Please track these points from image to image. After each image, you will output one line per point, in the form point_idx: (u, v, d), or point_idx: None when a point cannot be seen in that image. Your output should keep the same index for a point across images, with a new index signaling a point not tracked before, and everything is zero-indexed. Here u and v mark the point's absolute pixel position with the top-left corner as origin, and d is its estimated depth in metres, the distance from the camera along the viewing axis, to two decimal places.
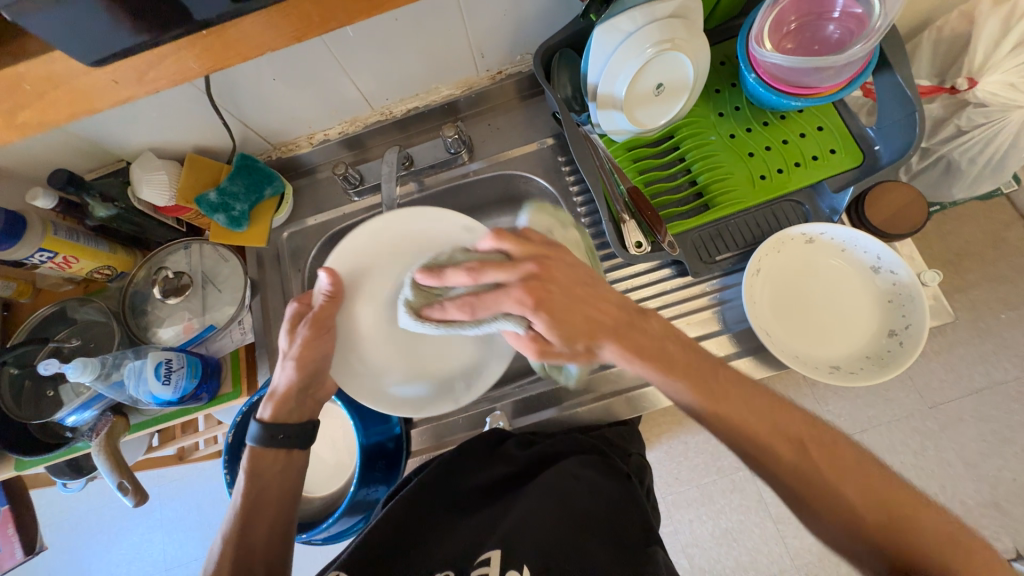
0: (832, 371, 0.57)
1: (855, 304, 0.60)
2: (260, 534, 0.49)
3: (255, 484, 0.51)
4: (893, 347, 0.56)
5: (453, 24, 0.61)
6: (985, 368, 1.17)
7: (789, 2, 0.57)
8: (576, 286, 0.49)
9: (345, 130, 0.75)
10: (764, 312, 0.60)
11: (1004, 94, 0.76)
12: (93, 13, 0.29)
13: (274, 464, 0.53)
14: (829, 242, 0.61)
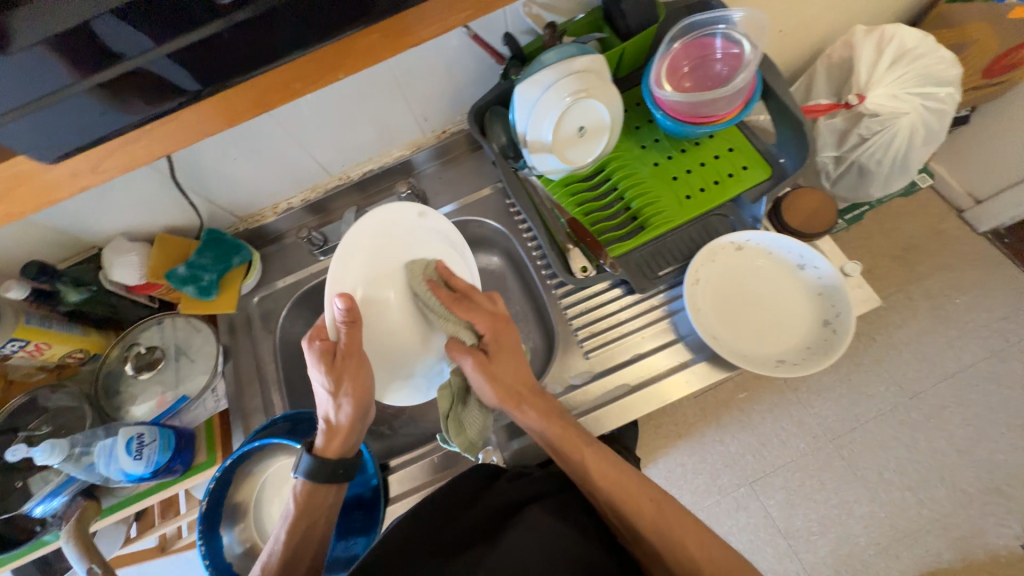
0: (778, 365, 0.60)
1: (787, 298, 0.64)
2: (304, 563, 0.56)
3: (302, 524, 0.56)
4: (829, 335, 0.61)
5: (394, 95, 0.69)
6: (955, 353, 1.36)
7: (678, 51, 0.66)
8: (510, 350, 0.64)
9: (307, 197, 0.81)
10: (708, 318, 0.64)
11: (890, 104, 0.87)
12: (58, 119, 0.36)
13: (324, 500, 0.58)
14: (756, 247, 0.67)
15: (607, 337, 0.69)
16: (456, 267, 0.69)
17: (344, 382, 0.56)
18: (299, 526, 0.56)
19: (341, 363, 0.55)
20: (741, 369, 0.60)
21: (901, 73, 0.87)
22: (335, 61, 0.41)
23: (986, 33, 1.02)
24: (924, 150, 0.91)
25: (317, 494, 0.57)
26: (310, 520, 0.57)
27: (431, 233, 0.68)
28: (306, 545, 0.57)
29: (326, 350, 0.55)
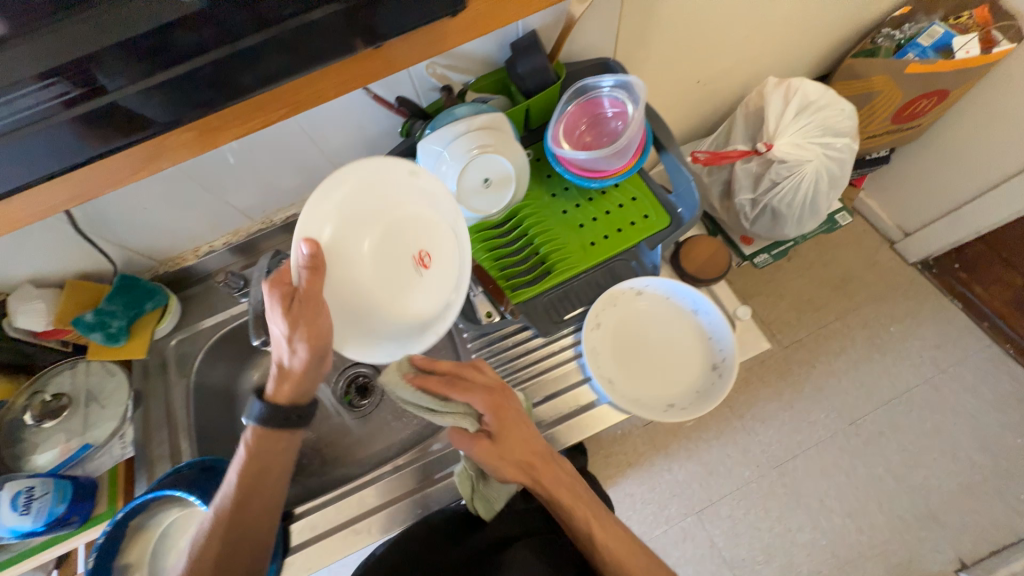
0: (667, 410, 0.64)
1: (680, 342, 0.68)
2: (253, 513, 0.58)
3: (252, 481, 0.58)
4: (715, 380, 0.64)
5: (307, 146, 0.72)
6: (891, 379, 1.40)
7: (574, 111, 0.71)
8: (513, 426, 0.60)
9: (229, 241, 0.83)
10: (606, 362, 0.67)
11: (795, 152, 0.93)
12: (39, 146, 0.42)
13: (279, 455, 0.60)
14: (653, 292, 0.69)
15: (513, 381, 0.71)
16: (437, 235, 0.65)
17: (299, 324, 0.54)
18: (250, 481, 0.58)
19: (294, 310, 0.53)
20: (630, 414, 0.62)
21: (804, 122, 0.94)
22: (290, 101, 0.47)
23: (888, 85, 1.10)
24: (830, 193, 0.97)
25: (270, 444, 0.60)
26: (260, 474, 0.58)
27: (420, 193, 0.63)
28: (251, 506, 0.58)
29: (284, 287, 0.54)
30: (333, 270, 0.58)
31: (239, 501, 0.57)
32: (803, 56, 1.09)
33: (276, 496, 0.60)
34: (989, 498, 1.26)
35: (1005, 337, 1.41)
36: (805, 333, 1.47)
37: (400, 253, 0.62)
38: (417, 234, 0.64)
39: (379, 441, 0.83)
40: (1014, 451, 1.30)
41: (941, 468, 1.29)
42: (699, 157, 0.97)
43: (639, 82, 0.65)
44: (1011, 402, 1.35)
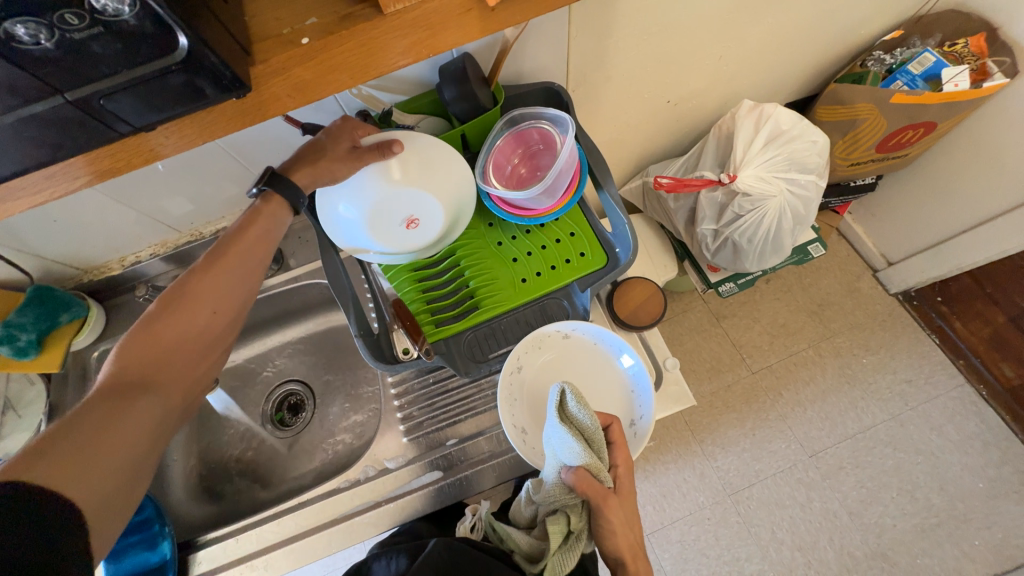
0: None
1: (600, 396, 0.69)
2: (168, 338, 0.46)
3: (234, 264, 0.50)
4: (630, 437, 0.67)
5: (229, 163, 0.69)
6: (856, 413, 1.36)
7: (505, 145, 0.68)
8: (628, 496, 0.61)
9: (157, 251, 0.80)
10: (522, 411, 0.67)
11: (759, 185, 0.89)
12: None
13: (226, 302, 0.49)
14: (580, 336, 0.69)
15: (426, 425, 0.72)
16: (429, 224, 0.63)
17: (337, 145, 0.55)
18: (233, 263, 0.50)
19: (345, 154, 0.55)
20: (538, 466, 0.65)
21: (771, 155, 0.90)
22: (180, 139, 0.44)
23: (873, 113, 1.02)
24: (792, 232, 0.96)
25: (269, 221, 0.52)
26: (243, 252, 0.50)
27: (451, 190, 0.63)
28: (225, 288, 0.49)
29: (351, 132, 0.56)
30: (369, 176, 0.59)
31: (212, 277, 0.48)
32: (784, 78, 1.02)
33: (255, 279, 0.51)
34: (941, 541, 1.23)
35: (981, 378, 1.35)
36: (776, 360, 1.43)
37: (394, 209, 0.61)
38: (417, 211, 0.62)
39: (302, 464, 0.82)
40: (975, 495, 1.25)
41: (897, 507, 1.26)
42: (661, 182, 0.90)
43: (565, 115, 0.64)
44: (977, 445, 1.30)
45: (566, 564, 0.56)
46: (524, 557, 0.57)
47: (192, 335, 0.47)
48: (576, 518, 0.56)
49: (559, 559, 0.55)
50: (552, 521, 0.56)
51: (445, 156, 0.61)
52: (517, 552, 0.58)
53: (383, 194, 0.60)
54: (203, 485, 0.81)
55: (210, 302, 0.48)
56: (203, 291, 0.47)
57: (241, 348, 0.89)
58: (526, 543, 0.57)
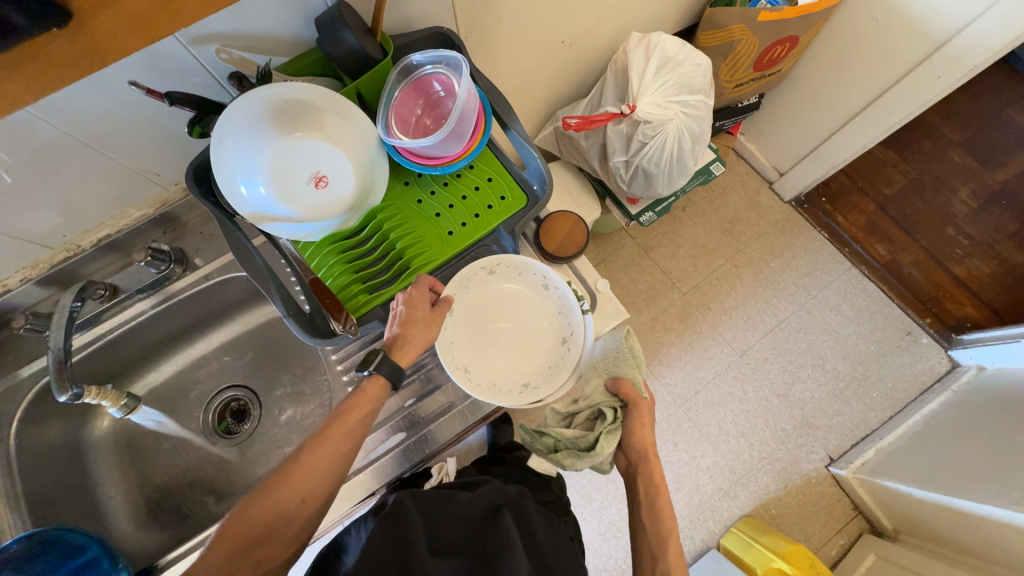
0: (520, 394, 0.71)
1: (536, 324, 0.75)
2: (284, 506, 0.56)
3: (331, 446, 0.59)
4: (566, 352, 0.73)
5: (93, 157, 0.60)
6: (771, 310, 1.54)
7: (404, 96, 0.65)
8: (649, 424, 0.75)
9: (27, 275, 0.69)
10: (464, 353, 0.72)
11: (656, 112, 0.94)
12: None
13: (316, 478, 0.57)
14: (504, 268, 0.73)
15: None
16: (336, 173, 0.61)
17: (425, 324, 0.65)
18: (332, 442, 0.59)
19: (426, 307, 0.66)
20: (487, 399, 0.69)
21: (663, 81, 0.95)
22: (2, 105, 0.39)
23: (745, 33, 1.10)
24: (693, 151, 1.03)
25: (368, 401, 0.62)
26: (341, 436, 0.60)
27: (349, 135, 0.60)
28: (315, 473, 0.57)
29: (422, 295, 0.65)
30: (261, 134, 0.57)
31: (306, 463, 0.58)
32: (666, 7, 1.07)
33: (345, 462, 0.60)
34: (849, 400, 1.45)
35: (862, 259, 1.57)
36: (701, 278, 1.56)
37: (294, 162, 0.59)
38: (318, 161, 0.59)
39: (260, 464, 0.80)
40: (869, 357, 1.49)
41: (812, 381, 1.47)
42: (569, 122, 0.93)
43: (458, 54, 0.62)
44: (867, 315, 1.52)
45: (611, 444, 0.66)
46: (569, 444, 0.68)
47: (288, 508, 0.56)
48: (619, 413, 0.69)
49: (607, 438, 0.66)
50: (600, 406, 0.69)
51: (332, 102, 0.59)
52: (563, 441, 0.69)
53: (278, 148, 0.58)
54: (152, 512, 0.76)
55: (300, 488, 0.57)
56: (298, 477, 0.57)
57: (164, 365, 0.82)
58: (575, 431, 0.69)
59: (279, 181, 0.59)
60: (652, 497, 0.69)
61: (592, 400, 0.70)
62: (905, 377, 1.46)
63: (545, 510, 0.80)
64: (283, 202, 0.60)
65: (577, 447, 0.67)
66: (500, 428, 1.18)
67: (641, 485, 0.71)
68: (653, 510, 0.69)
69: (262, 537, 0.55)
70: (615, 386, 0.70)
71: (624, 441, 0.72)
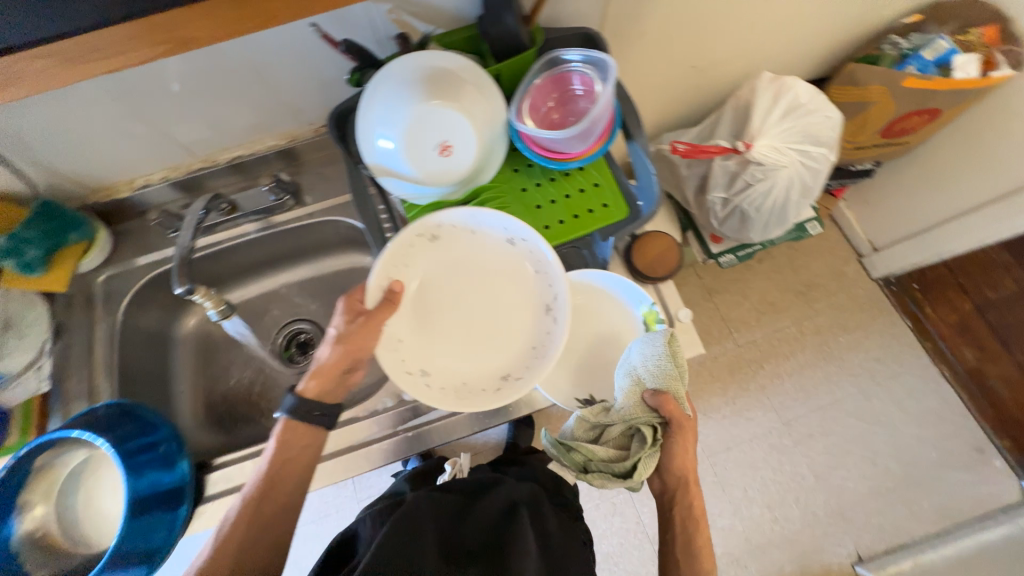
0: (499, 388, 0.63)
1: (500, 308, 0.66)
2: (256, 520, 0.59)
3: (283, 473, 0.61)
4: (552, 321, 0.64)
5: (255, 85, 0.66)
6: (829, 386, 1.45)
7: (543, 84, 0.67)
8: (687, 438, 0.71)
9: (168, 176, 0.77)
10: (418, 350, 0.64)
11: (772, 155, 0.92)
12: None
13: (279, 493, 0.60)
14: (450, 228, 0.66)
15: None
16: (464, 145, 0.63)
17: (348, 341, 0.60)
18: (280, 471, 0.61)
19: (358, 323, 0.60)
20: (440, 402, 0.61)
21: (786, 127, 0.93)
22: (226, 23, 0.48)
23: (883, 96, 1.05)
24: (799, 203, 0.99)
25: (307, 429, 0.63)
26: (287, 464, 0.61)
27: (481, 110, 0.62)
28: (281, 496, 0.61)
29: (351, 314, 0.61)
30: (404, 99, 0.60)
31: (268, 488, 0.60)
32: (805, 54, 1.04)
33: (303, 486, 0.62)
34: (894, 503, 1.34)
35: (944, 360, 1.45)
36: (760, 334, 1.50)
37: (429, 130, 0.61)
38: (450, 131, 0.62)
39: None
40: (928, 464, 1.37)
41: (857, 472, 1.37)
42: (678, 146, 0.92)
43: (609, 58, 0.62)
44: (934, 419, 1.41)
45: (650, 465, 0.65)
46: (601, 465, 0.65)
47: (263, 524, 0.59)
48: (658, 434, 0.67)
49: (646, 460, 0.64)
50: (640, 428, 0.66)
51: (472, 77, 0.61)
52: (595, 461, 0.66)
53: (417, 114, 0.60)
54: (212, 414, 0.82)
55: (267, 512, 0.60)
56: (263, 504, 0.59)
57: (252, 284, 0.89)
58: (607, 451, 0.66)
59: (413, 147, 0.62)
60: (690, 528, 0.68)
61: (629, 418, 0.67)
62: (964, 498, 1.33)
63: (561, 513, 0.80)
64: (413, 164, 0.63)
65: (611, 469, 0.65)
66: (526, 428, 1.18)
67: (678, 512, 0.70)
68: (690, 543, 0.68)
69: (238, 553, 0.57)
70: (654, 403, 0.66)
71: (663, 466, 0.70)
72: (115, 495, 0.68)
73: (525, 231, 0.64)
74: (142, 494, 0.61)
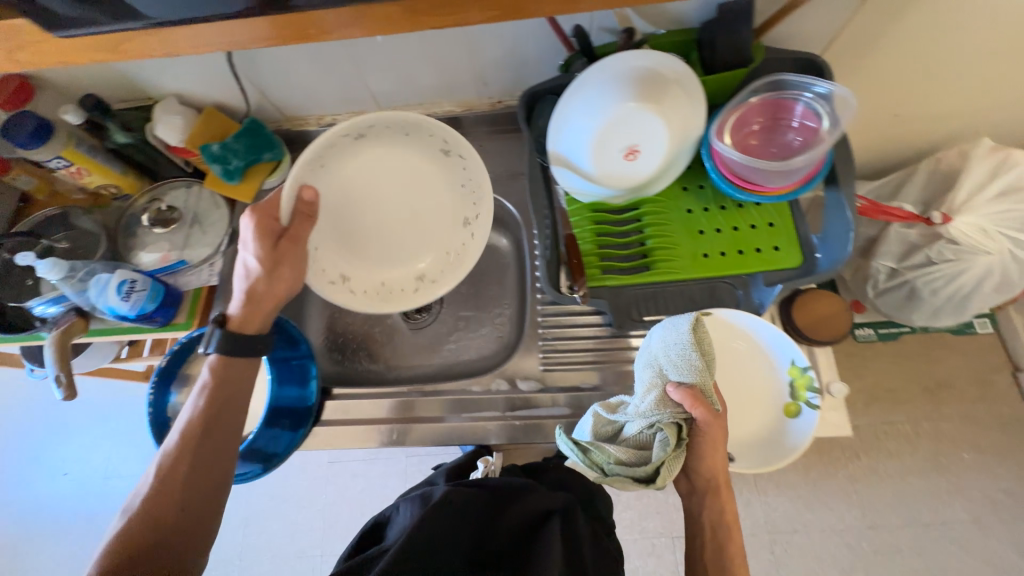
0: (416, 288, 0.69)
1: (387, 217, 0.68)
2: (193, 460, 0.56)
3: (211, 416, 0.58)
4: (467, 237, 0.68)
5: (459, 51, 0.68)
6: (938, 505, 1.21)
7: (755, 105, 0.62)
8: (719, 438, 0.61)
9: (351, 119, 0.83)
10: (330, 251, 0.65)
11: (976, 236, 0.79)
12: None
13: (207, 432, 0.57)
14: (455, 159, 0.67)
15: (568, 360, 0.73)
16: (654, 151, 0.61)
17: (278, 268, 0.58)
18: (208, 413, 0.57)
19: (270, 250, 0.57)
20: (364, 304, 0.65)
21: (1002, 208, 0.79)
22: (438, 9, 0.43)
23: None
24: (990, 295, 0.85)
25: (228, 373, 0.59)
26: (216, 407, 0.58)
27: (681, 118, 0.59)
28: (216, 442, 0.57)
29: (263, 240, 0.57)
30: (609, 95, 0.58)
31: (196, 433, 0.57)
32: None
33: (232, 430, 0.59)
34: None
35: None
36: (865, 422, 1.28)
37: (624, 131, 0.59)
38: (644, 136, 0.60)
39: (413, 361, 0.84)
40: None
41: None
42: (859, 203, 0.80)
43: (850, 94, 0.56)
44: None
45: (677, 466, 0.55)
46: (621, 468, 0.56)
47: (200, 469, 0.56)
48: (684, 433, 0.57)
49: (673, 461, 0.55)
50: (666, 427, 0.55)
51: (681, 83, 0.58)
52: (614, 463, 0.56)
53: (617, 112, 0.58)
54: None
55: (205, 460, 0.56)
56: (196, 448, 0.56)
57: None
58: (625, 452, 0.56)
59: (603, 144, 0.60)
60: (721, 536, 0.61)
61: (652, 416, 0.56)
62: None
63: None
64: (596, 161, 0.62)
65: (632, 474, 0.55)
66: None
67: (708, 517, 0.62)
68: (721, 549, 0.60)
69: (188, 493, 0.55)
70: (681, 398, 0.56)
71: (691, 466, 0.62)
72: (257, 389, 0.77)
73: (464, 150, 0.64)
74: (286, 405, 0.70)
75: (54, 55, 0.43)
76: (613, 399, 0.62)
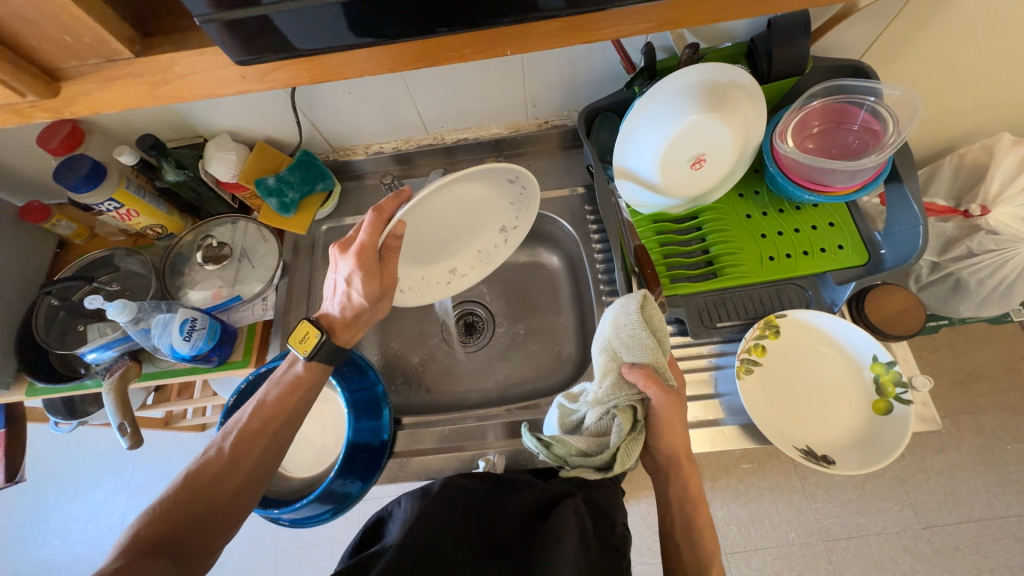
0: (446, 282, 0.68)
1: (453, 230, 0.63)
2: (239, 468, 0.53)
3: (271, 428, 0.55)
4: (499, 242, 0.68)
5: (514, 75, 0.70)
6: (987, 499, 1.07)
7: (815, 109, 0.65)
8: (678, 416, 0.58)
9: (398, 146, 0.83)
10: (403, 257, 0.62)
11: (1016, 226, 0.81)
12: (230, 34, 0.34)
13: (259, 441, 0.54)
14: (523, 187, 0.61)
15: None
16: (717, 158, 0.63)
17: (382, 297, 0.58)
18: (271, 426, 0.55)
19: (375, 283, 0.55)
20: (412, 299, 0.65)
21: None
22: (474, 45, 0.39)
23: None
24: None
25: (304, 389, 0.57)
26: (279, 423, 0.56)
27: (744, 126, 0.61)
28: (261, 454, 0.54)
29: (369, 274, 0.54)
30: (676, 110, 0.59)
31: (247, 440, 0.54)
32: None
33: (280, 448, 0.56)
34: None
35: None
36: None
37: (693, 144, 0.61)
38: (710, 146, 0.62)
39: (468, 384, 0.82)
40: None
41: None
42: None
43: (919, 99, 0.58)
44: None
45: (633, 453, 0.53)
46: (580, 459, 0.54)
47: (237, 475, 0.52)
48: (639, 414, 0.54)
49: (628, 447, 0.53)
50: (620, 411, 0.54)
51: (742, 93, 0.60)
52: (573, 455, 0.55)
53: (686, 126, 0.59)
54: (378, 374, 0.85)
55: (250, 470, 0.53)
56: (246, 455, 0.53)
57: None
58: (584, 442, 0.54)
59: (671, 158, 0.62)
60: (688, 513, 0.57)
61: (607, 401, 0.54)
62: None
63: None
64: (662, 173, 0.64)
65: (591, 463, 0.54)
66: None
67: (673, 494, 0.58)
68: (690, 526, 0.56)
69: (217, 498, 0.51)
70: (634, 379, 0.53)
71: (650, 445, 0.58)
72: (332, 422, 0.75)
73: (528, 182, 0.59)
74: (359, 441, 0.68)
75: (135, 98, 0.40)
76: (574, 388, 0.61)
